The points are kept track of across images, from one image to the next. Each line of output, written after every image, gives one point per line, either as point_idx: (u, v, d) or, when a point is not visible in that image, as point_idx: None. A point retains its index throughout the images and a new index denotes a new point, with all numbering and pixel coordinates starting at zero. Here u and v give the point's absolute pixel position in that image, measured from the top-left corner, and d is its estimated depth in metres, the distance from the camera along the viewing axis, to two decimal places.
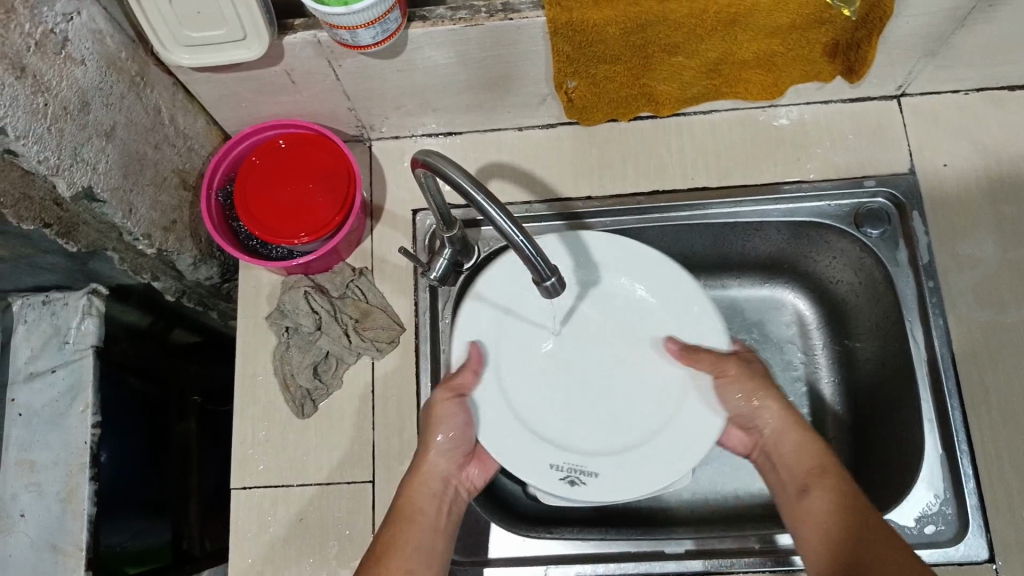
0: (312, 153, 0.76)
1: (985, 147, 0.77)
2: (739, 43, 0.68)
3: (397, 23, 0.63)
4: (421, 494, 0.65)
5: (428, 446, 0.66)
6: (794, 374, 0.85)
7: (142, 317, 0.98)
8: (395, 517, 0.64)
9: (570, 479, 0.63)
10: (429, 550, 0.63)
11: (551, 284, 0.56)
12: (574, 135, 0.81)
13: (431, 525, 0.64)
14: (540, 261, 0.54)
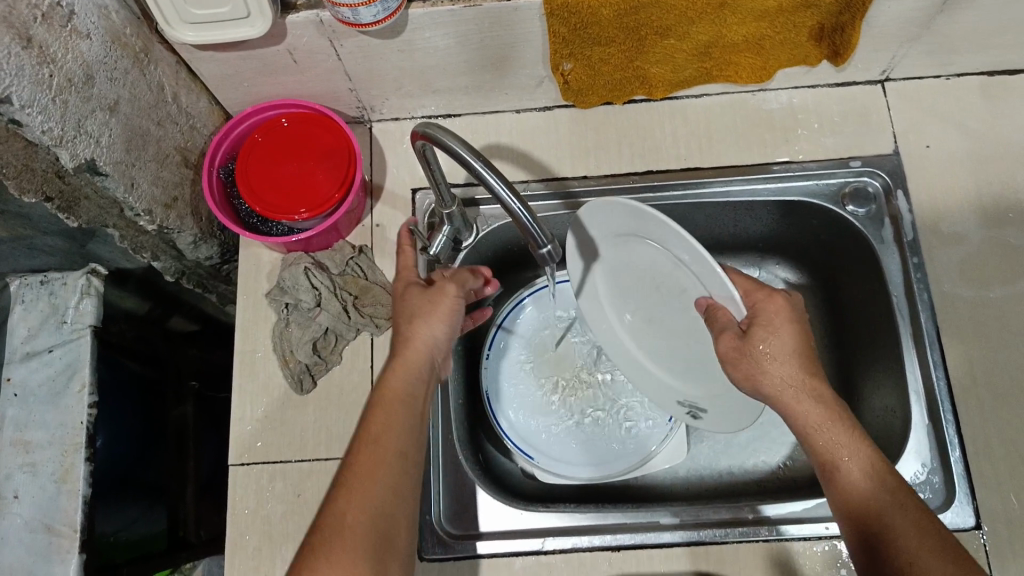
0: (314, 132, 0.77)
1: (966, 130, 0.79)
2: (729, 27, 0.70)
3: (398, 2, 0.65)
4: (409, 373, 0.64)
5: (424, 325, 0.66)
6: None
7: (140, 304, 1.00)
8: (383, 399, 0.62)
9: (692, 413, 0.79)
10: (414, 437, 0.61)
11: (548, 252, 0.61)
12: (571, 117, 0.83)
13: (411, 426, 0.61)
14: (538, 232, 0.59)
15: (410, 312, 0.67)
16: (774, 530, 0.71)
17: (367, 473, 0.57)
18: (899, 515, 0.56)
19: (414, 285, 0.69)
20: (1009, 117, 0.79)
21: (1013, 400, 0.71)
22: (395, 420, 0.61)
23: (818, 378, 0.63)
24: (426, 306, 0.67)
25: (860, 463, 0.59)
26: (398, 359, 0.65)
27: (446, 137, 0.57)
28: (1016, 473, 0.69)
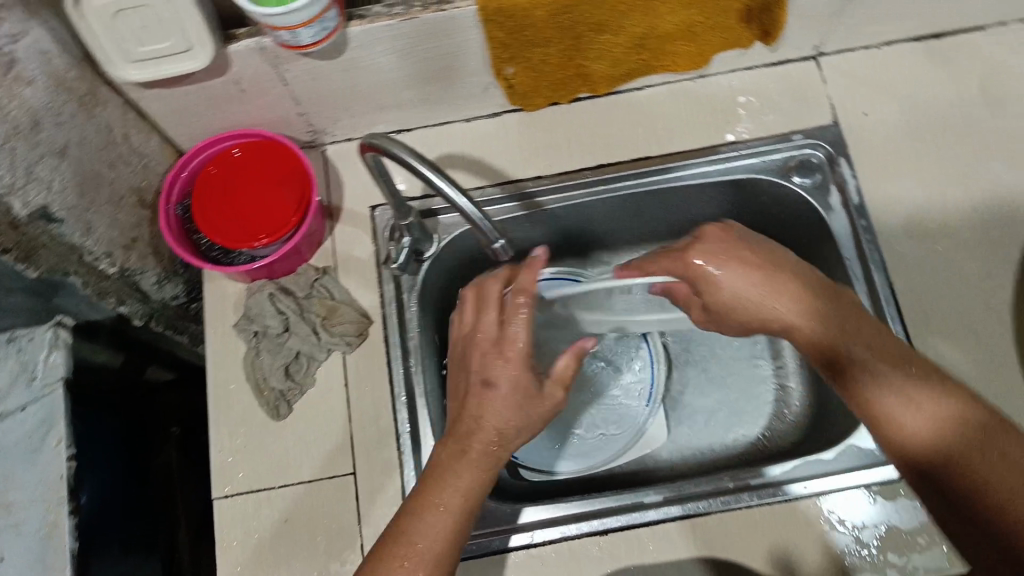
0: (266, 160, 0.78)
1: (899, 95, 0.82)
2: (660, 17, 0.72)
3: (336, 21, 0.66)
4: (471, 469, 0.58)
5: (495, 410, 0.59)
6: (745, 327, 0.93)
7: (113, 355, 0.97)
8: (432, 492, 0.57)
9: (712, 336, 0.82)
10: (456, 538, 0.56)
11: (500, 245, 0.68)
12: (520, 121, 0.84)
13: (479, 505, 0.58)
14: (490, 226, 0.66)
15: (505, 408, 0.59)
16: (754, 495, 0.74)
17: (436, 556, 0.55)
18: (933, 424, 0.55)
19: (518, 377, 0.60)
20: (936, 78, 0.82)
21: (971, 348, 0.74)
22: (466, 501, 0.57)
23: (818, 302, 0.63)
24: (524, 407, 0.60)
25: (899, 382, 0.58)
26: (471, 440, 0.59)
27: (392, 146, 0.61)
28: None
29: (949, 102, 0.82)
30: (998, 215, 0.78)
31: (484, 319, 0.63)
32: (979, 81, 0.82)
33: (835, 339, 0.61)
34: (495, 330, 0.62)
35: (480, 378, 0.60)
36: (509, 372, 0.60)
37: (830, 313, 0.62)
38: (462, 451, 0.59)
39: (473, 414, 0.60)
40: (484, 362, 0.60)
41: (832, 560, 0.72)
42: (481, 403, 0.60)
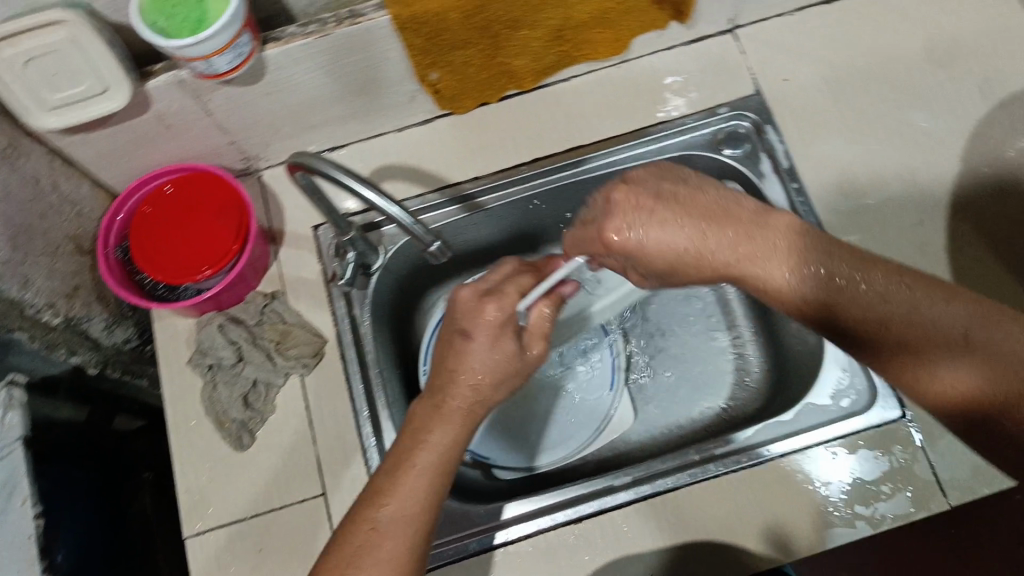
0: (200, 192, 0.78)
1: (816, 58, 0.84)
2: (573, 8, 0.73)
3: (250, 45, 0.66)
4: (444, 428, 0.57)
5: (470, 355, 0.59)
6: (694, 305, 0.95)
7: (77, 410, 0.94)
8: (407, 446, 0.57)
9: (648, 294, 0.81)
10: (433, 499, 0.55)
11: (436, 247, 0.68)
12: (451, 126, 0.85)
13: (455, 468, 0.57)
14: (420, 230, 0.66)
15: (489, 349, 0.59)
16: (718, 464, 0.76)
17: (409, 517, 0.53)
18: (967, 361, 0.50)
19: (503, 319, 0.60)
20: (849, 37, 0.84)
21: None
22: (441, 459, 0.56)
23: (807, 251, 0.57)
24: (507, 354, 0.60)
25: (920, 321, 0.52)
26: (446, 394, 0.59)
27: (314, 163, 0.62)
28: None
29: (864, 59, 0.84)
30: (922, 163, 0.81)
31: (488, 277, 0.66)
32: (890, 35, 0.84)
33: (848, 313, 0.54)
34: (492, 284, 0.64)
35: (469, 320, 0.60)
36: (498, 313, 0.60)
37: (837, 278, 0.55)
38: (439, 407, 0.58)
39: (452, 365, 0.59)
40: (472, 305, 0.61)
41: (803, 520, 0.73)
42: (460, 353, 0.59)
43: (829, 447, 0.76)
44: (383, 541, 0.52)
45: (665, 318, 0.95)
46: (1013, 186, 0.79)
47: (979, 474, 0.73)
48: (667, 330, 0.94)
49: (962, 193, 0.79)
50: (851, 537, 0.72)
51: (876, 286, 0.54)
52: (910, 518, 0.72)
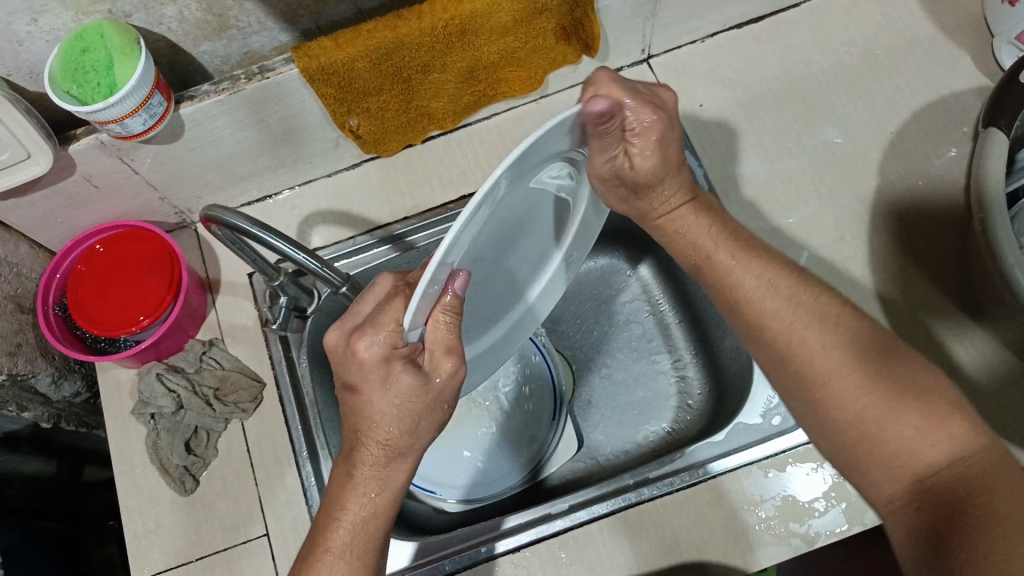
0: (134, 246, 0.81)
1: (728, 82, 0.86)
2: (480, 48, 0.76)
3: (164, 106, 0.69)
4: (358, 491, 0.58)
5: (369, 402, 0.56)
6: (631, 329, 0.96)
7: (46, 462, 0.97)
8: (327, 513, 0.59)
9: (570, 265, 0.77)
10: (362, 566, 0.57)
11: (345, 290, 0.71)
12: (379, 168, 0.88)
13: (382, 526, 0.58)
14: (330, 272, 0.69)
15: (387, 393, 0.56)
16: (650, 487, 0.76)
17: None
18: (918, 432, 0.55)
19: (385, 354, 0.54)
20: (760, 59, 0.87)
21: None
22: (358, 531, 0.57)
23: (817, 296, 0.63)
24: (409, 390, 0.55)
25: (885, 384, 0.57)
26: (356, 456, 0.58)
27: (232, 218, 0.61)
28: None
29: (775, 79, 0.86)
30: (840, 177, 0.82)
31: (359, 308, 0.58)
32: (802, 54, 0.86)
33: (832, 358, 0.59)
34: (363, 317, 0.57)
35: (352, 370, 0.56)
36: (372, 351, 0.54)
37: (835, 322, 0.60)
38: (352, 474, 0.58)
39: (355, 422, 0.58)
40: (347, 352, 0.56)
41: (738, 538, 0.74)
42: (357, 410, 0.57)
43: (760, 468, 0.76)
44: None
45: (613, 340, 0.96)
46: (929, 196, 0.80)
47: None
48: (614, 352, 0.95)
49: (882, 205, 0.81)
50: (785, 555, 0.73)
51: (852, 323, 0.61)
52: (843, 534, 0.73)
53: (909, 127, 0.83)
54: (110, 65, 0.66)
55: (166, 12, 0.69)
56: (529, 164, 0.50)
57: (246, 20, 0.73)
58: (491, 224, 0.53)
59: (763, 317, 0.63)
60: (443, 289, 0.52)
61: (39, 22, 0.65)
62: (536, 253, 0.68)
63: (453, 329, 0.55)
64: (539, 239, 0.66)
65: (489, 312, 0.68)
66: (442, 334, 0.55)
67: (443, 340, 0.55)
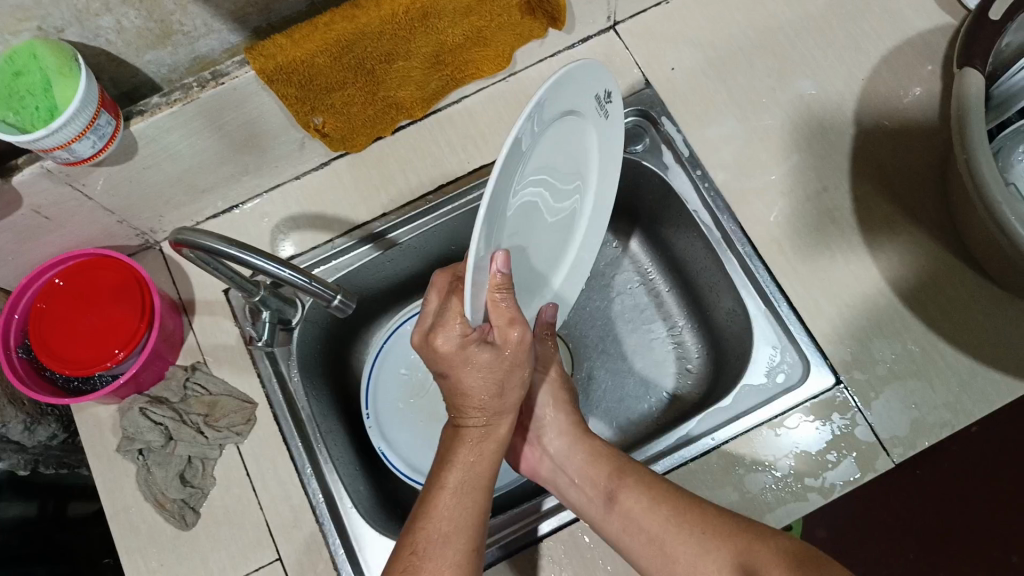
0: (95, 278, 0.75)
1: (698, 42, 0.85)
2: (444, 31, 0.72)
3: (113, 125, 0.63)
4: (466, 447, 0.59)
5: (464, 377, 0.58)
6: (617, 302, 0.95)
7: (25, 504, 0.89)
8: (434, 477, 0.59)
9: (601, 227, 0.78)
10: (473, 510, 0.57)
11: (338, 301, 0.67)
12: (349, 165, 0.84)
13: (490, 480, 0.59)
14: (320, 287, 0.65)
15: (471, 370, 0.57)
16: (666, 458, 0.74)
17: (445, 537, 0.55)
18: None
19: (460, 342, 0.57)
20: (728, 16, 0.85)
21: (818, 260, 0.78)
22: (468, 477, 0.58)
23: (673, 497, 0.63)
24: (489, 365, 0.57)
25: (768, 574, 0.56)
26: (461, 419, 0.60)
27: (211, 242, 0.57)
28: (839, 324, 0.76)
29: (744, 36, 0.85)
30: (818, 128, 0.82)
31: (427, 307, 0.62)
32: (768, 9, 0.85)
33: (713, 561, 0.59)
34: (434, 314, 0.61)
35: (435, 363, 0.59)
36: (449, 342, 0.57)
37: (709, 516, 0.61)
38: (459, 431, 0.60)
39: (454, 399, 0.60)
40: (426, 347, 0.59)
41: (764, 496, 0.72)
42: (451, 389, 0.59)
43: (774, 427, 0.74)
44: (428, 559, 0.54)
45: (606, 312, 0.95)
46: (905, 139, 0.81)
47: (917, 427, 0.72)
48: (609, 326, 0.94)
49: (861, 153, 0.81)
50: (803, 510, 0.71)
51: (717, 516, 0.61)
52: (858, 482, 0.71)
53: (880, 71, 0.83)
54: (48, 87, 0.59)
55: (102, 23, 0.63)
56: (530, 135, 0.53)
57: (191, 24, 0.67)
58: (513, 193, 0.56)
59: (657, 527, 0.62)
60: (484, 270, 0.55)
61: None
62: (559, 224, 0.70)
63: (508, 301, 0.56)
64: (561, 212, 0.69)
65: (525, 290, 0.69)
66: (502, 313, 0.56)
67: (503, 319, 0.57)
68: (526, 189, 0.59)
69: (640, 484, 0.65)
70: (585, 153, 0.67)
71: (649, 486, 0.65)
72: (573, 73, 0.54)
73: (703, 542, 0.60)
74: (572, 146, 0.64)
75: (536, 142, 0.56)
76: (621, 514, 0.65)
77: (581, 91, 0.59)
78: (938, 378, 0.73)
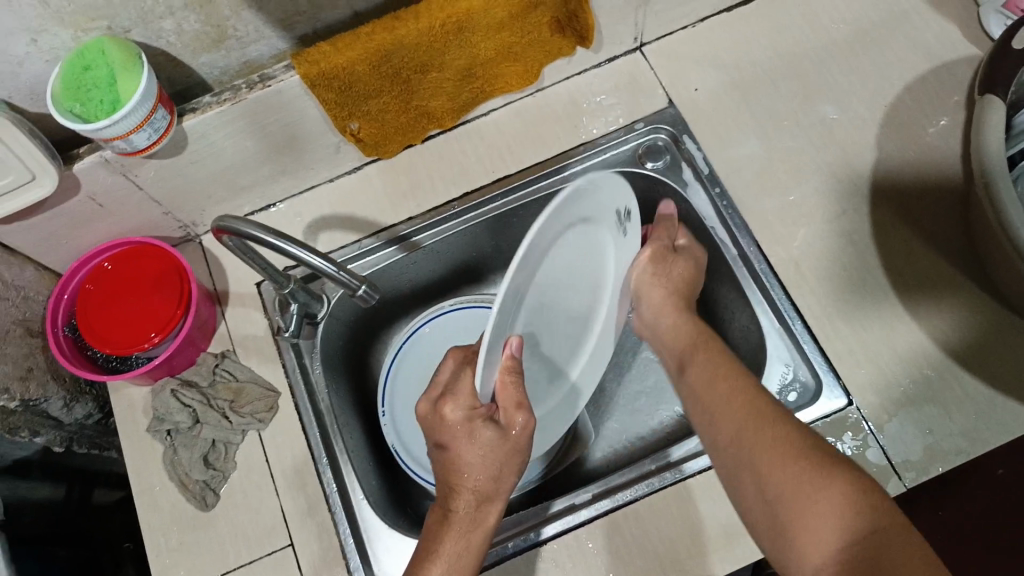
0: (139, 265, 0.80)
1: (721, 65, 0.87)
2: (477, 46, 0.76)
3: (167, 119, 0.68)
4: (453, 536, 0.61)
5: (460, 456, 0.64)
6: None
7: (54, 488, 0.92)
8: (417, 558, 0.61)
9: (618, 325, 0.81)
10: None
11: (363, 292, 0.70)
12: (380, 171, 0.88)
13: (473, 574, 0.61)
14: (348, 277, 0.68)
15: (473, 445, 0.63)
16: (672, 472, 0.75)
17: None
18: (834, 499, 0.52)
19: (466, 415, 0.64)
20: (752, 41, 0.88)
21: (835, 280, 0.79)
22: (450, 568, 0.60)
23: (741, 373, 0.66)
24: (491, 444, 0.63)
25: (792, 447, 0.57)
26: (451, 504, 0.64)
27: (253, 230, 0.60)
28: (854, 343, 0.76)
29: (767, 60, 0.87)
30: (837, 151, 0.83)
31: (438, 379, 0.69)
32: (792, 35, 0.88)
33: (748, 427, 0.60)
34: (444, 386, 0.68)
35: (439, 432, 0.65)
36: (456, 413, 0.64)
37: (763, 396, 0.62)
38: (447, 515, 0.63)
39: (448, 476, 0.65)
40: (434, 417, 0.66)
41: None
42: (449, 465, 0.65)
43: None
44: None
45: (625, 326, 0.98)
46: (925, 164, 0.81)
47: (931, 453, 0.71)
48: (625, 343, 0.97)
49: (879, 176, 0.82)
50: None
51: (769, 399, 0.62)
52: None
53: (902, 98, 0.84)
54: (112, 81, 0.65)
55: (165, 26, 0.68)
56: (549, 239, 0.59)
57: (243, 30, 0.73)
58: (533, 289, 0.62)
59: (719, 395, 0.64)
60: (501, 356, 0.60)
61: (38, 42, 0.65)
62: (579, 321, 0.74)
63: (515, 388, 0.62)
64: (578, 319, 0.74)
65: (540, 379, 0.74)
66: (508, 395, 0.62)
67: (510, 399, 0.63)
68: (547, 286, 0.65)
69: (709, 359, 0.69)
70: (603, 251, 0.73)
71: (717, 366, 0.67)
72: (594, 188, 0.61)
73: (747, 411, 0.61)
74: (594, 254, 0.71)
75: (558, 246, 0.62)
76: (687, 383, 0.69)
77: (604, 200, 0.65)
78: (955, 406, 0.72)
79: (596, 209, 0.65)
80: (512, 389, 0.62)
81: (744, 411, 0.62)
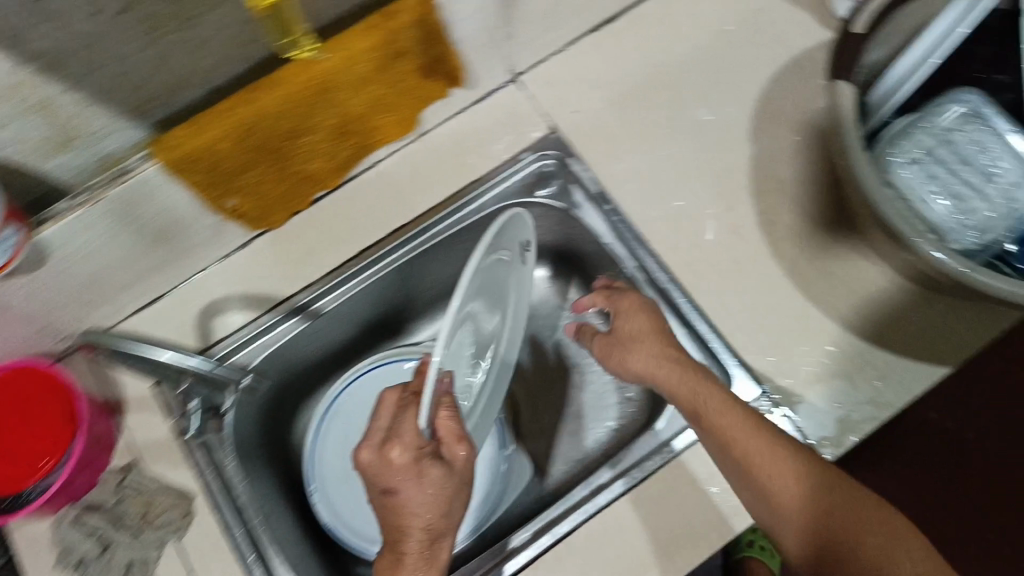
0: (15, 390, 0.72)
1: (597, 84, 0.88)
2: (346, 105, 0.73)
3: (16, 233, 0.61)
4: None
5: (414, 496, 0.59)
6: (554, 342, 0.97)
7: None
8: None
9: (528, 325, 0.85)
10: None
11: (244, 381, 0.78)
12: (269, 243, 0.85)
13: None
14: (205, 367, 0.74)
15: (422, 485, 0.59)
16: (607, 493, 0.74)
17: None
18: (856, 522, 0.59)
19: (414, 455, 0.59)
20: (623, 56, 0.88)
21: (739, 276, 0.79)
22: None
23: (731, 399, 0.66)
24: (440, 480, 0.59)
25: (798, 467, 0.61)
26: (400, 547, 0.59)
27: (122, 342, 0.69)
28: (767, 334, 0.77)
29: (640, 73, 0.88)
30: (720, 151, 0.84)
31: (376, 421, 0.63)
32: (660, 45, 0.89)
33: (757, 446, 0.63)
34: (385, 430, 0.62)
35: (385, 478, 0.59)
36: (404, 454, 0.59)
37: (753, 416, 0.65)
38: (399, 560, 0.58)
39: (395, 521, 0.59)
40: (379, 463, 0.59)
41: (708, 516, 0.72)
42: (396, 511, 0.59)
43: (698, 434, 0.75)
44: None
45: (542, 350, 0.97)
46: (804, 150, 0.83)
47: (843, 425, 0.72)
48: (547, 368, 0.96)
49: (762, 167, 0.83)
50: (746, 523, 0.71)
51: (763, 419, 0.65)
52: None
53: (773, 90, 0.86)
54: None
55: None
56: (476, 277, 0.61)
57: (91, 126, 0.68)
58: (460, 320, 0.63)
59: (709, 416, 0.66)
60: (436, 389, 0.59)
61: None
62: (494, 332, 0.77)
63: (454, 419, 0.62)
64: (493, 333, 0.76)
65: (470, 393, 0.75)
66: (451, 426, 0.62)
67: (450, 436, 0.62)
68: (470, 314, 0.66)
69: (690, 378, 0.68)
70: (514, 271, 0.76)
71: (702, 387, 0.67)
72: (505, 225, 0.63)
73: (749, 428, 0.64)
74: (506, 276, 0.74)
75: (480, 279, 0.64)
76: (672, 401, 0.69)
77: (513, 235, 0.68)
78: (862, 379, 0.74)
79: (506, 242, 0.67)
80: (452, 422, 0.62)
81: (739, 435, 0.63)
